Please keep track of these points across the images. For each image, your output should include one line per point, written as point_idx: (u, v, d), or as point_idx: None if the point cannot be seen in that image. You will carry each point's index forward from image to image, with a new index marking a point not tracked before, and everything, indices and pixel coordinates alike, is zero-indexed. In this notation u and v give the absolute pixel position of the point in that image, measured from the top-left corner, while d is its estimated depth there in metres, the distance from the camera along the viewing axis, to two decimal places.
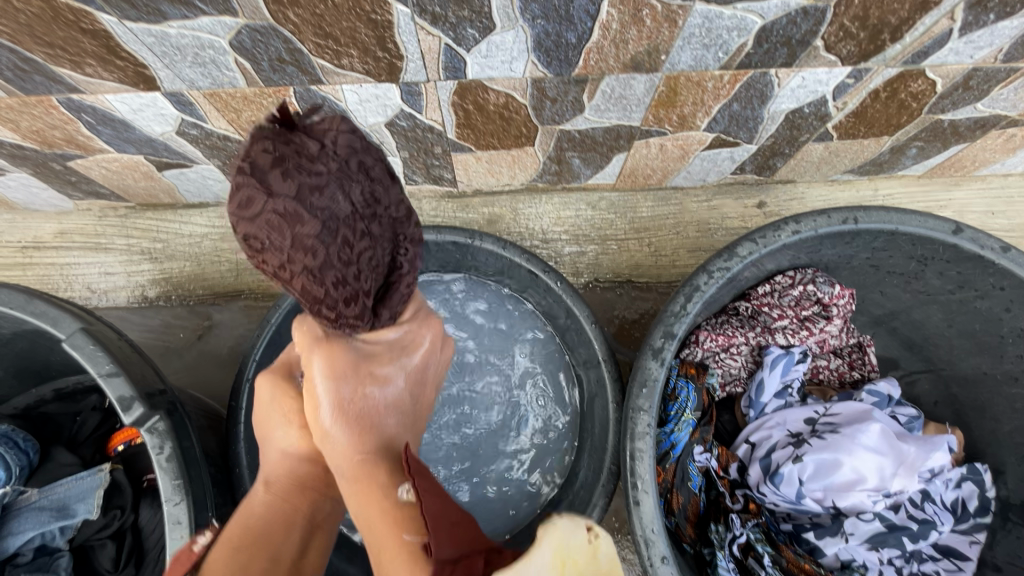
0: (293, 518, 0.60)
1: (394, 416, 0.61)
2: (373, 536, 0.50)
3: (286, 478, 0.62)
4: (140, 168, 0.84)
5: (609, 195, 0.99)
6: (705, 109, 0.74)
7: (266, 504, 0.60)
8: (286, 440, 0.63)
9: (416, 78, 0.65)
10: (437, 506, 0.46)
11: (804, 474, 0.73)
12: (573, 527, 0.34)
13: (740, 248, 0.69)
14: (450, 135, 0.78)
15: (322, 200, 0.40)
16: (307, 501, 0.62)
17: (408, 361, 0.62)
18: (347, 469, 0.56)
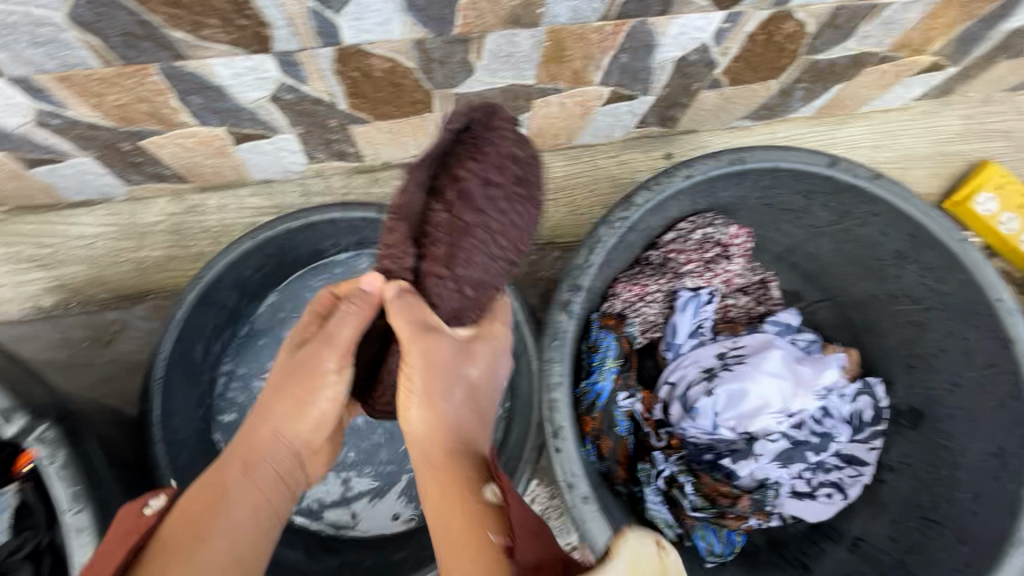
0: (263, 509, 0.59)
1: (478, 415, 0.62)
2: (450, 536, 0.52)
3: (267, 464, 0.60)
4: (5, 167, 0.77)
5: None
6: (596, 62, 0.75)
7: (240, 488, 0.58)
8: (310, 410, 0.61)
9: (289, 46, 0.62)
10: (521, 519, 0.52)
11: (718, 404, 0.78)
12: (644, 542, 0.45)
13: (637, 197, 0.71)
14: (343, 106, 0.76)
15: (500, 143, 0.58)
16: (276, 497, 0.61)
17: (494, 360, 0.64)
18: (428, 457, 0.58)
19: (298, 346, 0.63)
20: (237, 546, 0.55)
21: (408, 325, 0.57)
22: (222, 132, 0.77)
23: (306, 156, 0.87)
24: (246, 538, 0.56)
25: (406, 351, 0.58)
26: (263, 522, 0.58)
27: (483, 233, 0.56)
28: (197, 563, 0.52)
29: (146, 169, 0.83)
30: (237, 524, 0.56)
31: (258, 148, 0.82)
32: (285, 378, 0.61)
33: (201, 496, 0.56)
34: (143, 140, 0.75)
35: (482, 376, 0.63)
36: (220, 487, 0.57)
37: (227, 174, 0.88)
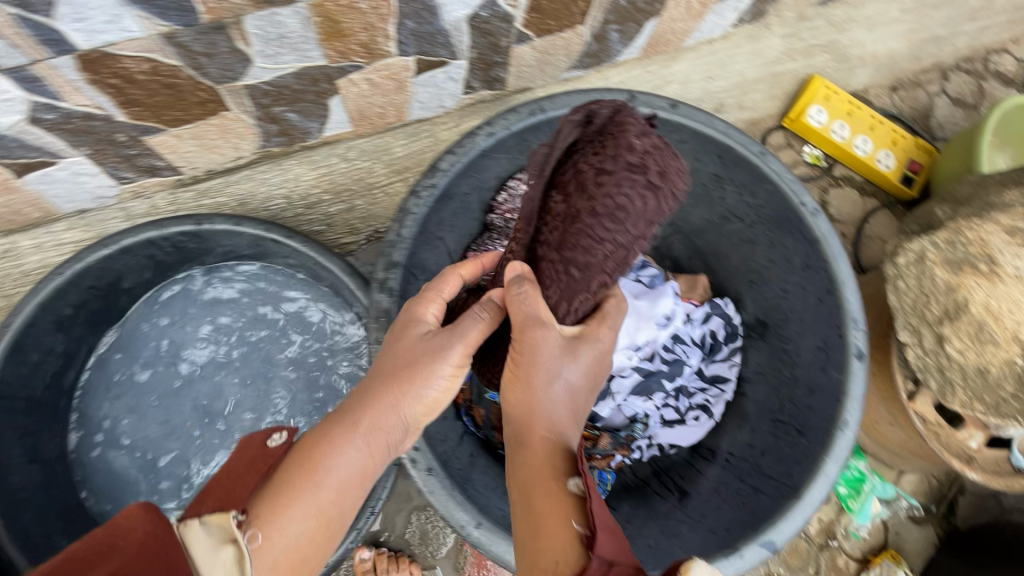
0: (366, 477, 0.60)
1: (576, 411, 0.63)
2: (535, 512, 0.53)
3: (382, 436, 0.61)
4: None
5: (357, 143, 0.96)
6: (381, 32, 0.73)
7: (358, 453, 0.59)
8: (425, 391, 0.61)
9: (15, 60, 0.57)
10: (599, 515, 0.50)
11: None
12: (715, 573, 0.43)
13: (441, 162, 0.70)
14: (122, 118, 0.71)
15: (615, 144, 0.63)
16: (379, 467, 0.61)
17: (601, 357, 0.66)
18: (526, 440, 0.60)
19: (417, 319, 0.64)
20: (333, 497, 0.57)
21: (520, 316, 0.61)
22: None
23: (112, 177, 0.82)
24: (345, 493, 0.58)
25: (519, 337, 0.61)
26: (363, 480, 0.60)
27: (609, 207, 0.62)
28: (306, 502, 0.55)
29: None
30: (343, 470, 0.58)
31: (48, 176, 0.76)
32: (433, 339, 0.62)
33: (339, 427, 0.59)
34: None
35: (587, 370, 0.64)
36: (351, 425, 0.59)
37: (30, 211, 0.82)
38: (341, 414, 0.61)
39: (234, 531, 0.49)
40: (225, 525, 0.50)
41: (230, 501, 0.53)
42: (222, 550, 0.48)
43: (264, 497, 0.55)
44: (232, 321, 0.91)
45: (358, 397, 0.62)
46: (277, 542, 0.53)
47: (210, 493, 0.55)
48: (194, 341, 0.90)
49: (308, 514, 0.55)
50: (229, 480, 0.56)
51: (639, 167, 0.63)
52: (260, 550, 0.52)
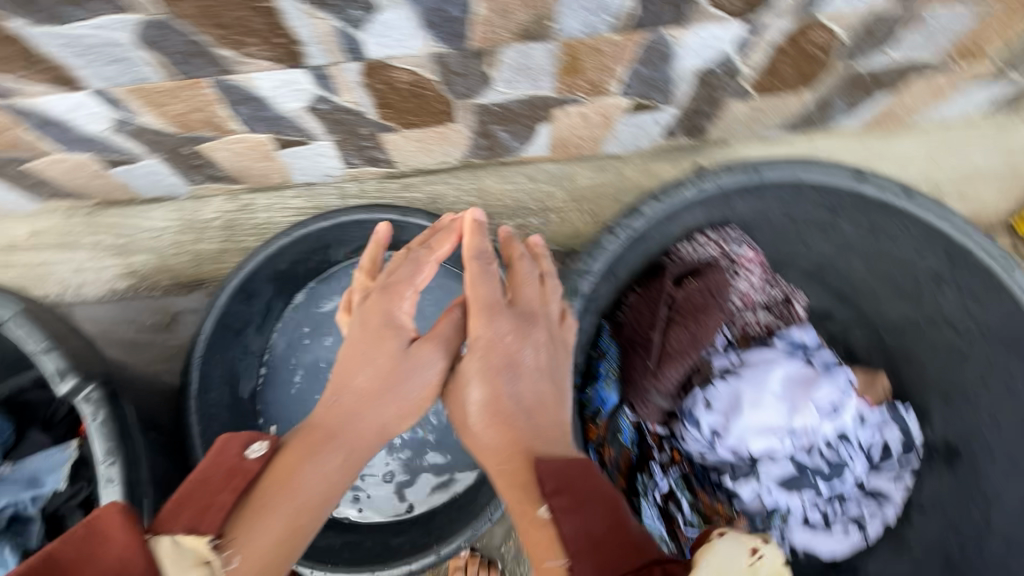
0: (332, 494, 0.66)
1: (538, 410, 0.67)
2: (528, 535, 0.59)
3: (371, 433, 0.71)
4: (90, 168, 0.88)
5: (547, 167, 1.01)
6: (612, 73, 0.76)
7: (314, 479, 0.65)
8: (403, 397, 0.73)
9: (320, 61, 0.68)
10: (587, 523, 0.55)
11: (715, 426, 0.77)
12: (731, 552, 0.53)
13: (643, 206, 0.71)
14: (373, 115, 0.81)
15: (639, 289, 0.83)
16: (348, 480, 0.68)
17: (555, 347, 0.71)
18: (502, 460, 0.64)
19: (362, 324, 0.75)
20: (313, 501, 0.64)
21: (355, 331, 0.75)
22: (266, 138, 0.84)
23: (343, 162, 0.94)
24: (317, 504, 0.64)
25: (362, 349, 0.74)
26: (333, 483, 0.67)
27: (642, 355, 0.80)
28: (283, 513, 0.61)
29: (205, 171, 0.92)
30: (316, 481, 0.65)
31: (299, 152, 0.90)
32: (379, 360, 0.73)
33: (305, 448, 0.67)
34: (200, 144, 0.84)
35: (538, 363, 0.69)
36: (324, 443, 0.68)
37: (274, 177, 0.97)
38: (323, 431, 0.69)
39: (208, 553, 0.53)
40: (201, 546, 0.54)
41: (202, 520, 0.56)
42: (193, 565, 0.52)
43: (243, 519, 0.58)
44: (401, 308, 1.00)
45: (340, 409, 0.71)
46: (248, 561, 0.56)
47: (181, 506, 0.56)
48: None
49: (282, 522, 0.60)
50: (200, 484, 0.59)
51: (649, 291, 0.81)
52: (238, 570, 0.55)
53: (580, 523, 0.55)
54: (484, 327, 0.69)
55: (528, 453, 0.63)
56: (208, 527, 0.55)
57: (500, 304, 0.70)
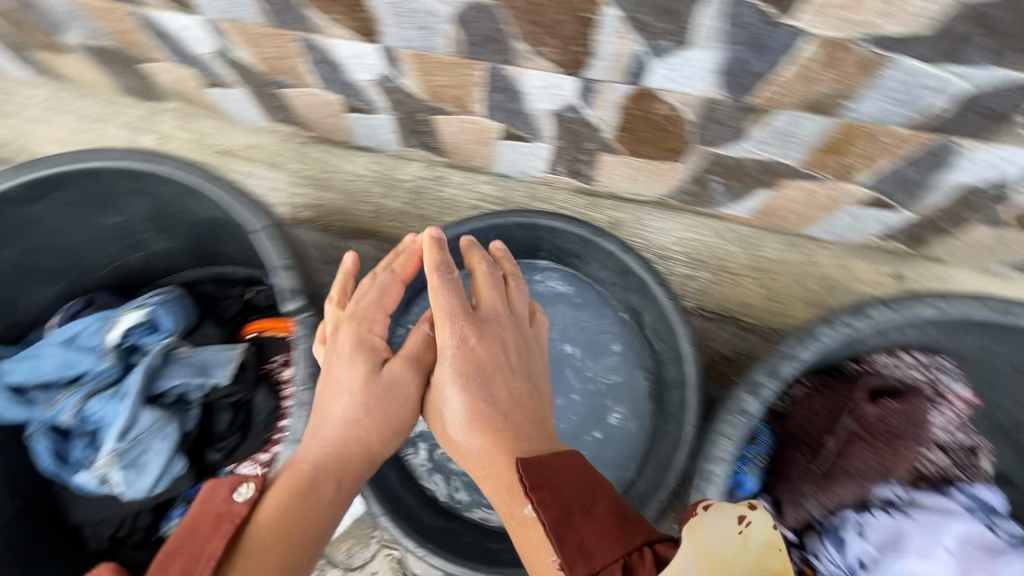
0: (328, 525, 0.65)
1: (511, 408, 0.70)
2: (525, 548, 0.59)
3: (350, 448, 0.69)
4: (331, 107, 0.95)
5: (739, 228, 0.99)
6: (871, 165, 0.73)
7: (307, 514, 0.63)
8: (396, 396, 0.73)
9: (597, 76, 0.70)
10: (577, 525, 0.55)
11: (868, 558, 0.70)
12: (718, 528, 0.54)
13: (871, 309, 0.67)
14: (607, 135, 0.82)
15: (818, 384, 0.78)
16: (341, 506, 0.67)
17: (480, 340, 0.74)
18: (486, 468, 0.66)
19: (345, 350, 0.74)
20: (305, 532, 0.62)
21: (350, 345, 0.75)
22: (496, 127, 0.88)
23: (548, 166, 0.96)
24: (315, 534, 0.63)
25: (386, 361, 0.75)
26: (325, 513, 0.64)
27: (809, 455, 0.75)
28: (279, 554, 0.59)
29: (423, 138, 0.97)
30: (314, 516, 0.63)
31: (515, 147, 0.92)
32: (363, 382, 0.72)
33: (296, 486, 0.64)
34: (436, 115, 0.88)
35: (464, 361, 0.72)
36: (315, 485, 0.65)
37: (478, 160, 1.00)
38: (307, 471, 0.65)
39: None
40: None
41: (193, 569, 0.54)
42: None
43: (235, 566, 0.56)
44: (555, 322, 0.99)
45: (326, 442, 0.68)
46: None
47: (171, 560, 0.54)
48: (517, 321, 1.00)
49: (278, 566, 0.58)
50: (184, 539, 0.56)
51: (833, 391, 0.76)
52: None
53: (583, 519, 0.55)
54: (450, 331, 0.74)
55: (510, 453, 0.65)
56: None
57: (462, 313, 0.75)
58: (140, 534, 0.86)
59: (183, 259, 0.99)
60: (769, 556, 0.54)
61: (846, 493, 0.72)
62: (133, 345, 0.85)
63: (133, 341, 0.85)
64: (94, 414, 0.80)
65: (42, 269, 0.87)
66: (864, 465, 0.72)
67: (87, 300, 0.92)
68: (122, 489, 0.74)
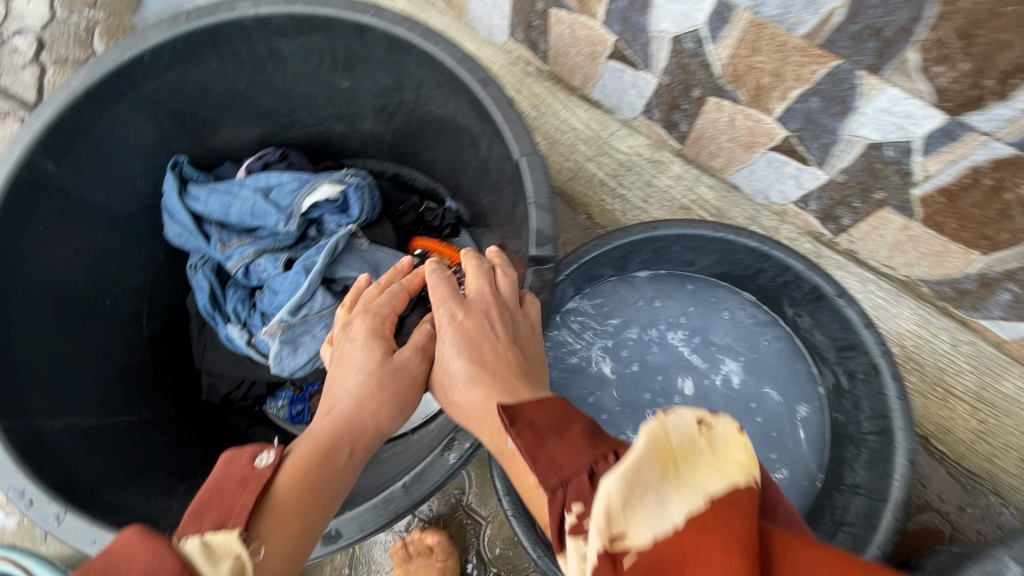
0: (340, 489, 0.55)
1: (499, 372, 0.52)
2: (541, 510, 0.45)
3: (359, 419, 0.59)
4: (595, 47, 0.85)
5: (983, 345, 0.81)
6: None
7: (324, 479, 0.53)
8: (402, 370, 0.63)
9: (979, 125, 0.56)
10: (546, 450, 0.41)
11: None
12: (681, 419, 0.37)
13: None
14: (914, 193, 0.69)
15: None
16: (354, 472, 0.57)
17: (470, 309, 0.58)
18: (474, 418, 0.52)
19: (354, 340, 0.65)
20: (321, 496, 0.52)
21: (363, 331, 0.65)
22: (779, 135, 0.75)
23: (799, 198, 0.83)
24: (332, 501, 0.53)
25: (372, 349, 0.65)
26: (336, 485, 0.55)
27: None
28: (298, 515, 0.49)
29: (675, 114, 0.86)
30: (329, 479, 0.54)
31: (780, 163, 0.80)
32: (371, 366, 0.62)
33: (315, 450, 0.55)
34: (716, 97, 0.77)
35: (455, 337, 0.56)
36: (334, 450, 0.56)
37: (718, 161, 0.88)
38: (316, 435, 0.57)
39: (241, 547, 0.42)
40: (232, 539, 0.42)
41: (228, 518, 0.44)
42: (219, 562, 0.40)
43: (262, 522, 0.46)
44: (740, 368, 0.87)
45: (340, 413, 0.59)
46: (271, 561, 0.45)
47: (204, 512, 0.45)
48: (697, 348, 0.88)
49: (297, 531, 0.49)
50: (212, 493, 0.47)
51: None
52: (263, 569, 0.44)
53: (569, 445, 0.41)
54: (445, 308, 0.59)
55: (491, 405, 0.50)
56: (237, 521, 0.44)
57: (454, 294, 0.60)
58: (249, 404, 0.83)
59: (377, 149, 0.94)
60: (740, 452, 0.37)
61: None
62: (315, 218, 0.81)
63: (317, 215, 0.81)
64: (264, 274, 0.77)
65: (257, 108, 0.83)
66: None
67: (282, 153, 0.87)
68: (275, 361, 0.72)
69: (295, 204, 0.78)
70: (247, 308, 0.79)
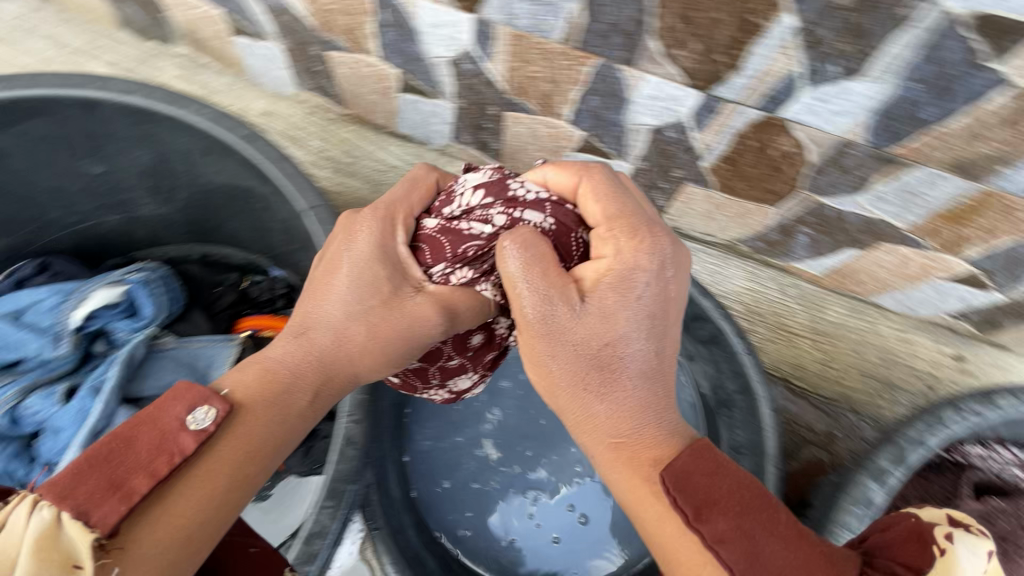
0: (274, 439, 0.48)
1: (609, 321, 0.48)
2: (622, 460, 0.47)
3: (320, 347, 0.52)
4: (384, 83, 0.82)
5: (802, 285, 0.92)
6: (990, 240, 0.67)
7: (255, 429, 0.47)
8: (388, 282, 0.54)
9: (728, 95, 0.61)
10: (760, 552, 0.40)
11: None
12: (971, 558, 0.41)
13: (999, 397, 0.60)
14: (704, 164, 0.73)
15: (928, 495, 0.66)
16: (291, 411, 0.49)
17: (679, 280, 0.50)
18: (612, 431, 0.48)
19: (351, 254, 0.53)
20: (262, 446, 0.47)
21: (342, 258, 0.53)
22: (578, 136, 0.78)
23: None
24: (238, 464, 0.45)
25: (331, 256, 0.54)
26: (295, 423, 0.50)
27: None
28: (198, 483, 0.43)
29: (481, 134, 0.86)
30: (261, 433, 0.47)
31: (587, 162, 0.82)
32: (364, 288, 0.53)
33: (258, 387, 0.49)
34: (511, 112, 0.77)
35: (651, 308, 0.49)
36: (270, 395, 0.49)
37: None
38: (272, 367, 0.51)
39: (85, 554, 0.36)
40: (81, 543, 0.37)
41: (98, 505, 0.38)
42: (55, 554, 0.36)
43: (160, 505, 0.41)
44: None
45: (310, 339, 0.53)
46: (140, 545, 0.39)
47: (89, 472, 0.39)
48: None
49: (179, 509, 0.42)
50: (118, 446, 0.41)
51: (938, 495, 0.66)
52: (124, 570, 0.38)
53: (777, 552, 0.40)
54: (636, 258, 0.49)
55: (650, 467, 0.46)
56: (103, 514, 0.38)
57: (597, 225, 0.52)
58: None
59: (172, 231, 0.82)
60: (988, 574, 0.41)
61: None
62: (99, 330, 0.69)
63: (100, 326, 0.68)
64: (39, 416, 0.63)
65: None
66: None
67: (41, 264, 0.73)
68: None
69: (62, 324, 0.65)
70: (26, 464, 0.63)
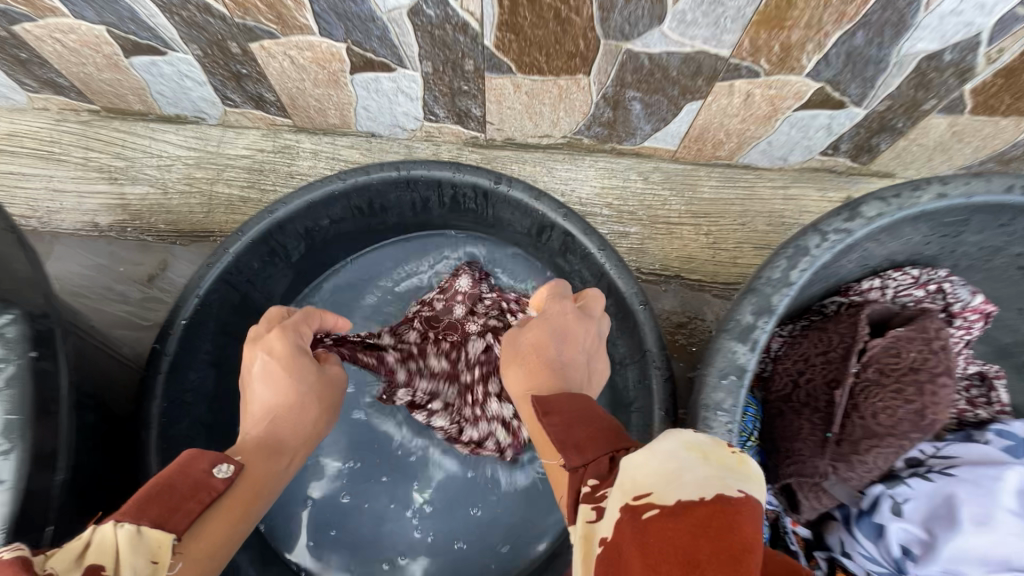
0: (262, 495, 0.50)
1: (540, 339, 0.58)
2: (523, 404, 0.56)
3: (280, 428, 0.54)
4: (102, 50, 0.67)
5: (665, 166, 0.82)
6: (820, 38, 0.56)
7: (254, 484, 0.49)
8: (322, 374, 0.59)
9: None
10: (574, 435, 0.46)
11: (910, 544, 0.53)
12: (698, 434, 0.38)
13: (865, 207, 0.50)
14: (487, 43, 0.61)
15: (818, 348, 0.57)
16: (272, 475, 0.52)
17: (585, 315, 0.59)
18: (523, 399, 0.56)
19: (270, 354, 0.56)
20: (260, 501, 0.50)
21: (288, 355, 0.56)
22: (341, 51, 0.64)
23: (424, 108, 0.74)
24: (245, 514, 0.47)
25: (271, 352, 0.56)
26: (279, 484, 0.53)
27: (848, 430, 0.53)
28: (227, 521, 0.46)
29: (248, 86, 0.72)
30: (264, 490, 0.51)
31: (373, 83, 0.70)
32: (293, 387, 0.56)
33: (254, 448, 0.52)
34: (255, 42, 0.63)
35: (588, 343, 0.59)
36: (268, 457, 0.53)
37: (332, 116, 0.77)
38: (258, 439, 0.54)
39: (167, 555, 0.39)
40: (164, 544, 0.40)
41: (169, 518, 0.41)
42: (140, 555, 0.38)
43: (208, 531, 0.44)
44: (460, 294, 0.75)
45: (282, 420, 0.55)
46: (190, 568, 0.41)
47: (151, 502, 0.41)
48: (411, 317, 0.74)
49: (224, 527, 0.45)
50: (167, 485, 0.43)
51: (829, 343, 0.56)
52: None
53: (573, 431, 0.46)
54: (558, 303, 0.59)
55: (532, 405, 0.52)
56: (178, 521, 0.41)
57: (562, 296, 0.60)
58: None
59: None
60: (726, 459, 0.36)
61: (877, 462, 0.52)
62: None
63: None
64: None
65: None
66: (893, 418, 0.52)
67: None
68: None
69: None
70: None
